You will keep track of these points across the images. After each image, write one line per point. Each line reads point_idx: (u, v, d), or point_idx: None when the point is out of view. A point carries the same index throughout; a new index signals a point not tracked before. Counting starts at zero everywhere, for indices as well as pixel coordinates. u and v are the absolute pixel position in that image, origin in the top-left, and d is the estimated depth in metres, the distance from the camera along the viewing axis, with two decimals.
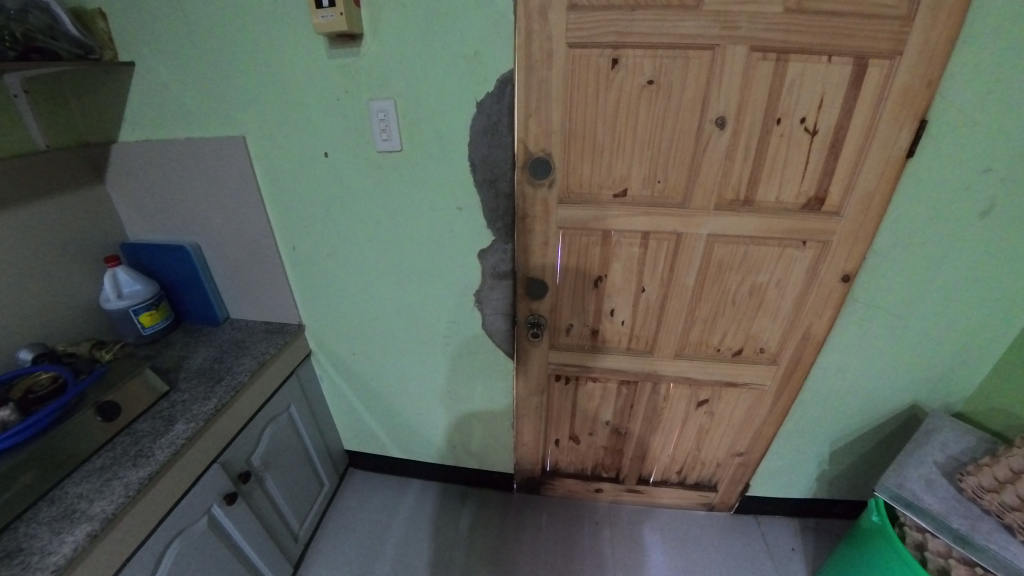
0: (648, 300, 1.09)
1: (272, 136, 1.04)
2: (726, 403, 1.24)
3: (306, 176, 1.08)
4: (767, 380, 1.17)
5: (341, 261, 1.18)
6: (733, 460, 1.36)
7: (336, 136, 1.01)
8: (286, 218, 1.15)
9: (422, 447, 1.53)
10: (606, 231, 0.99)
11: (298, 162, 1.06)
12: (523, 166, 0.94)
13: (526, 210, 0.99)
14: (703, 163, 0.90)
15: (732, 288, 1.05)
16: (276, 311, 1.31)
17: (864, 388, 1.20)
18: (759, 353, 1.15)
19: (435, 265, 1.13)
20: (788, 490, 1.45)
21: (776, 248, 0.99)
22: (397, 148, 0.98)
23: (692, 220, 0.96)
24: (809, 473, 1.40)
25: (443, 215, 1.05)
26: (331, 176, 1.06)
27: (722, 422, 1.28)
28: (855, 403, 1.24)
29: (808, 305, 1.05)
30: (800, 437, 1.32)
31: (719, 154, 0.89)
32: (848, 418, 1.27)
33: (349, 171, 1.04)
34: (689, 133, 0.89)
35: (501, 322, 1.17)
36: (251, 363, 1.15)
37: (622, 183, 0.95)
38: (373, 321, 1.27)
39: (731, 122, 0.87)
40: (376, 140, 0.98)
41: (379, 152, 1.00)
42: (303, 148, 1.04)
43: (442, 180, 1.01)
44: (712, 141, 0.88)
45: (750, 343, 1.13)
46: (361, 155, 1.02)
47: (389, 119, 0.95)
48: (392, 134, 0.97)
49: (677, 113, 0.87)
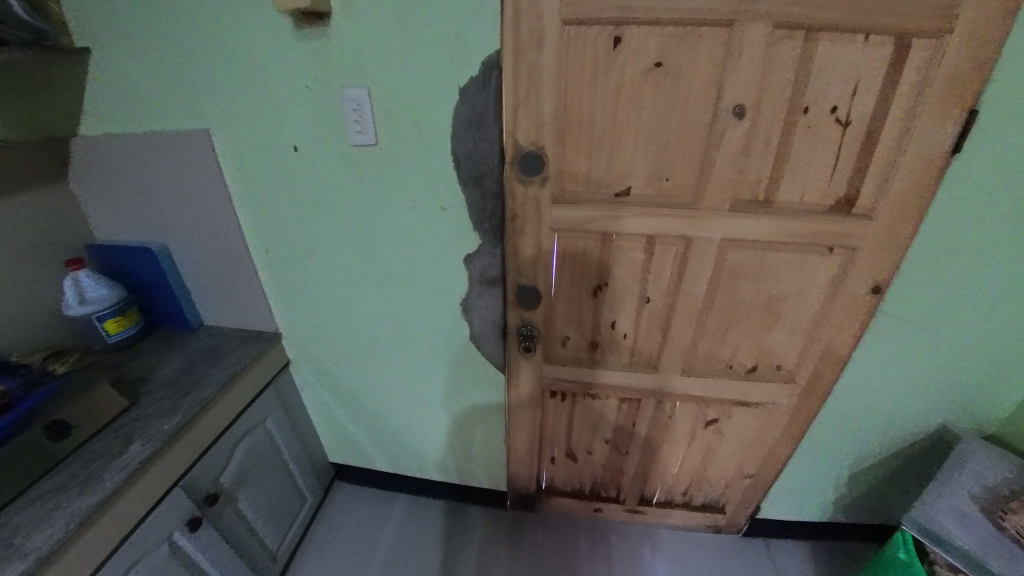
0: (654, 310, 0.95)
1: (239, 128, 0.95)
2: (737, 423, 1.13)
3: (276, 172, 0.98)
4: (782, 398, 1.07)
5: (319, 264, 1.09)
6: (743, 481, 1.25)
7: (307, 131, 0.91)
8: (259, 218, 1.05)
9: (411, 461, 1.44)
10: (607, 233, 0.87)
11: (269, 158, 0.97)
12: (512, 160, 0.82)
13: (515, 210, 0.86)
14: (720, 158, 0.79)
15: (748, 299, 0.93)
16: (250, 317, 1.21)
17: (888, 406, 1.10)
18: (775, 369, 1.03)
19: (419, 269, 1.03)
20: (801, 512, 1.34)
21: (797, 254, 0.88)
22: (373, 142, 0.89)
23: (705, 223, 0.84)
24: (825, 494, 1.29)
25: (426, 216, 0.95)
26: (303, 172, 0.97)
27: (732, 443, 1.17)
28: (877, 422, 1.13)
29: (830, 319, 0.94)
30: (817, 457, 1.21)
31: (737, 148, 0.78)
32: (869, 439, 1.16)
33: (323, 169, 0.95)
34: (701, 124, 0.77)
35: (490, 332, 1.07)
36: (222, 376, 1.06)
37: (625, 180, 0.83)
38: (355, 327, 1.18)
39: (750, 113, 0.76)
40: (350, 133, 0.89)
41: (354, 146, 0.90)
42: (272, 142, 0.94)
43: (424, 177, 0.91)
44: (728, 134, 0.77)
45: (766, 358, 1.01)
46: (335, 149, 0.92)
47: (364, 111, 0.86)
48: (368, 126, 0.87)
49: (690, 101, 0.76)
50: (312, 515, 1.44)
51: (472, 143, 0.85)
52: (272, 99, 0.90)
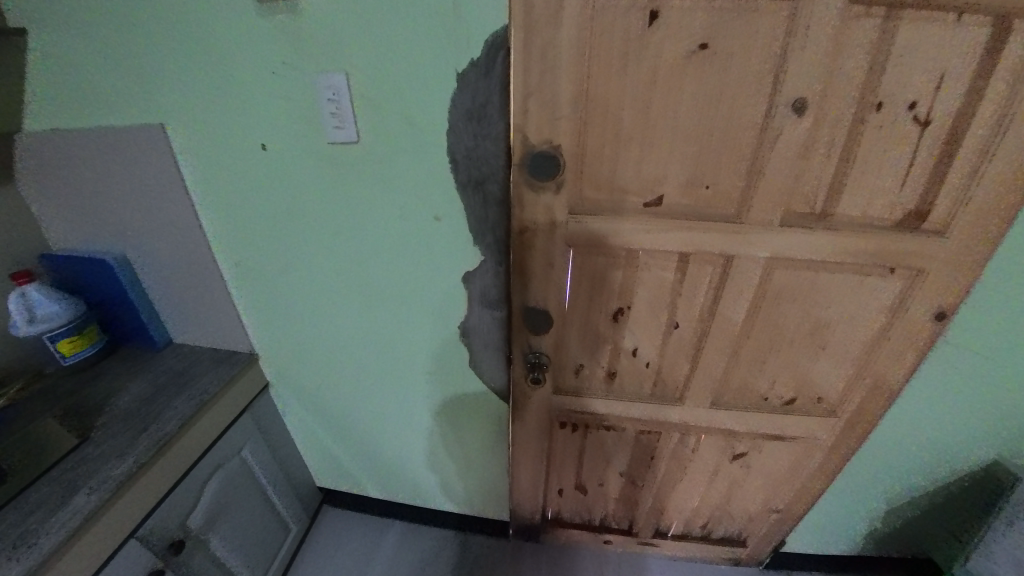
0: (682, 337, 0.83)
1: (199, 122, 0.81)
2: (767, 457, 1.01)
3: (243, 173, 0.84)
4: (820, 432, 0.95)
5: (296, 279, 0.95)
6: (769, 516, 1.13)
7: (277, 125, 0.77)
8: (228, 225, 0.91)
9: (405, 487, 1.32)
10: (631, 250, 0.74)
11: (235, 157, 0.83)
12: (521, 162, 0.68)
13: (524, 222, 0.72)
14: (773, 162, 0.66)
15: (792, 324, 0.80)
16: (220, 335, 1.07)
17: (937, 440, 0.98)
18: (816, 402, 0.91)
19: (411, 287, 0.90)
20: (829, 547, 1.23)
21: (852, 275, 0.76)
22: (353, 139, 0.75)
23: (749, 239, 0.71)
24: (857, 530, 1.18)
25: (417, 226, 0.82)
26: (273, 174, 0.82)
27: (760, 477, 1.05)
28: (922, 457, 1.01)
29: (884, 349, 0.82)
30: (852, 492, 1.10)
31: (793, 151, 0.65)
32: (911, 474, 1.05)
33: (297, 171, 0.81)
34: (752, 120, 0.63)
35: (493, 357, 0.94)
36: (185, 408, 0.92)
37: (657, 187, 0.69)
38: (340, 349, 1.04)
39: (812, 108, 0.62)
40: (327, 128, 0.75)
41: (332, 143, 0.76)
42: (238, 137, 0.80)
43: (416, 181, 0.77)
44: (784, 134, 0.64)
45: (807, 390, 0.89)
46: (310, 147, 0.78)
47: (343, 101, 0.72)
48: (347, 120, 0.73)
49: (740, 93, 0.62)
50: (298, 546, 1.31)
51: (472, 141, 0.72)
52: (234, 87, 0.75)
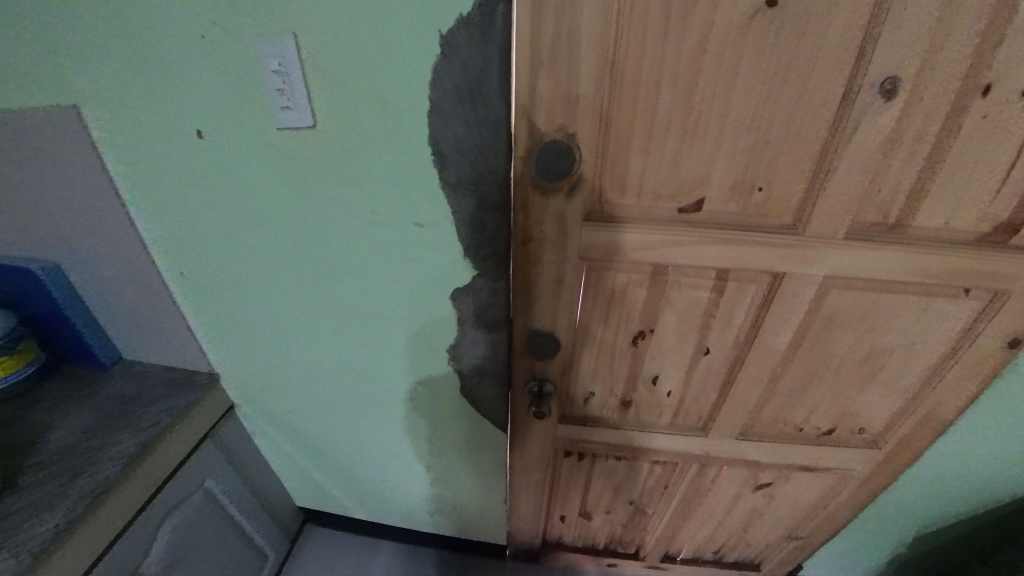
0: (711, 365, 0.71)
1: (117, 101, 0.64)
2: (793, 488, 0.91)
3: (179, 167, 0.68)
4: (856, 464, 0.85)
5: (256, 294, 0.79)
6: (787, 543, 1.05)
7: (213, 105, 0.60)
8: (168, 229, 0.75)
9: (393, 511, 1.20)
10: (659, 266, 0.60)
11: (165, 146, 0.66)
12: (527, 157, 0.53)
13: (528, 231, 0.58)
14: (841, 161, 0.52)
15: (839, 350, 0.69)
16: (172, 355, 0.92)
17: (982, 473, 0.88)
18: (855, 433, 0.81)
19: (389, 305, 0.74)
20: (846, 569, 1.16)
21: (919, 298, 0.63)
22: (308, 124, 0.59)
23: (803, 256, 0.58)
24: (878, 554, 1.10)
25: (396, 234, 0.66)
26: (215, 168, 0.66)
27: (783, 506, 0.96)
28: (963, 489, 0.92)
29: (944, 379, 0.71)
30: (879, 519, 1.01)
31: (867, 148, 0.52)
32: (949, 505, 0.95)
33: (244, 164, 0.65)
34: (820, 108, 0.50)
35: (489, 383, 0.81)
36: (130, 447, 0.78)
37: (696, 190, 0.55)
38: (313, 373, 0.88)
39: (899, 92, 0.49)
40: (274, 110, 0.59)
41: (282, 130, 0.61)
42: (166, 121, 0.64)
43: (393, 179, 0.62)
44: (859, 126, 0.51)
45: (847, 420, 0.78)
46: (256, 134, 0.61)
47: (291, 74, 0.55)
48: (299, 100, 0.57)
49: (809, 71, 0.48)
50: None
51: (462, 130, 0.56)
52: (154, 55, 0.58)
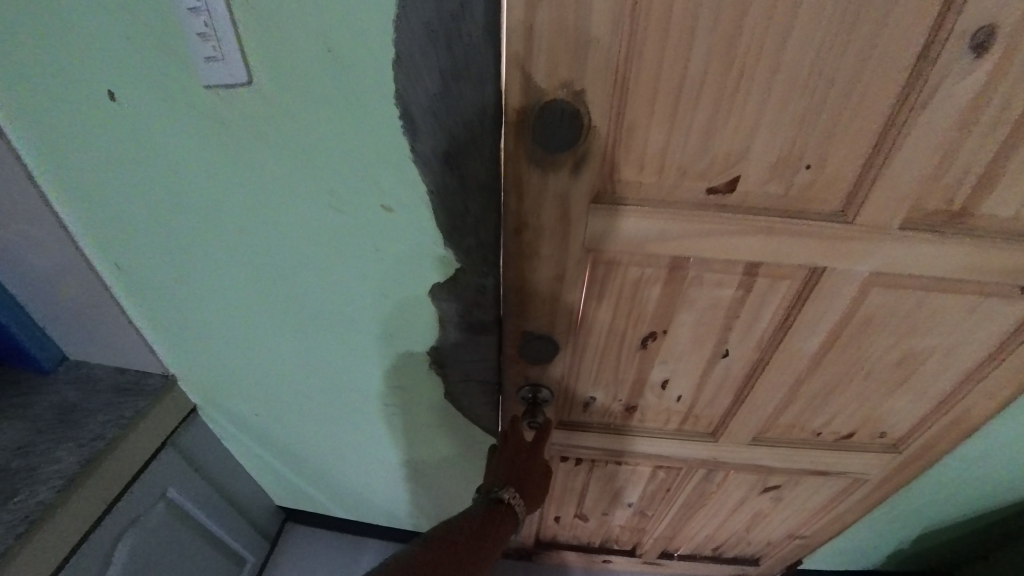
0: (728, 369, 0.63)
1: None
2: (802, 491, 0.86)
3: (86, 136, 0.54)
4: (873, 469, 0.79)
5: (206, 289, 0.68)
6: (790, 541, 1.02)
7: (116, 53, 0.47)
8: (89, 214, 0.62)
9: (378, 512, 1.14)
10: (679, 260, 0.51)
11: (65, 109, 0.52)
12: (521, 123, 0.42)
13: (522, 218, 0.48)
14: (905, 132, 0.43)
15: (873, 353, 0.61)
16: (116, 356, 0.81)
17: (999, 476, 0.84)
18: (876, 438, 0.75)
19: (362, 301, 0.65)
20: (845, 564, 1.14)
21: (973, 298, 0.55)
22: (242, 80, 0.47)
23: (848, 250, 0.50)
24: (879, 550, 1.08)
25: (364, 220, 0.56)
26: (134, 138, 0.53)
27: (789, 508, 0.92)
28: (977, 491, 0.88)
29: (982, 386, 0.64)
30: (885, 519, 0.97)
31: (941, 115, 0.42)
32: (960, 505, 0.92)
33: (169, 132, 0.52)
34: (891, 65, 0.40)
35: (477, 388, 0.72)
36: (69, 466, 0.70)
37: (730, 167, 0.45)
38: (281, 374, 0.79)
39: (990, 44, 0.38)
40: (197, 61, 0.46)
41: (210, 88, 0.48)
42: (60, 74, 0.49)
43: (356, 154, 0.50)
44: (937, 88, 0.41)
45: (868, 426, 0.72)
46: (180, 94, 0.49)
47: (214, 13, 0.43)
48: (227, 48, 0.45)
49: (885, 11, 0.37)
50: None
51: (437, 88, 0.44)
52: None
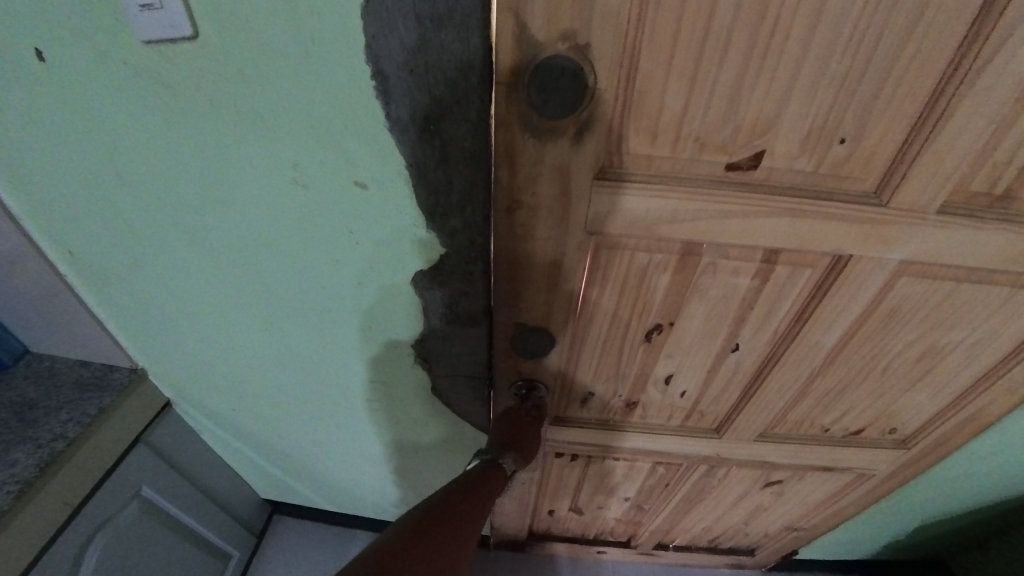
0: (737, 365, 0.59)
1: None
2: (805, 486, 0.84)
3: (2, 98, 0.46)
4: (879, 465, 0.77)
5: (168, 276, 0.62)
6: (787, 533, 1.00)
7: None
8: (24, 193, 0.54)
9: (368, 505, 1.12)
10: (692, 245, 0.46)
11: None
12: (513, 84, 0.36)
13: (516, 195, 0.43)
14: (962, 97, 0.37)
15: (896, 347, 0.57)
16: (80, 349, 0.75)
17: (1006, 470, 0.82)
18: (887, 434, 0.72)
19: (341, 291, 0.60)
20: (842, 554, 1.13)
21: (1007, 291, 0.51)
22: (185, 32, 0.40)
23: (878, 236, 0.45)
24: (876, 541, 1.07)
25: (336, 199, 0.50)
26: (62, 102, 0.46)
27: (789, 502, 0.89)
28: (980, 485, 0.86)
29: (1004, 382, 0.60)
30: (886, 513, 0.96)
31: (1002, 83, 0.36)
32: (962, 499, 0.90)
33: (105, 95, 0.45)
34: (949, 24, 0.34)
35: (465, 384, 0.67)
36: (26, 468, 0.66)
37: (756, 140, 0.39)
38: (258, 367, 0.74)
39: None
40: (128, 9, 0.39)
41: (147, 44, 0.41)
42: None
43: (323, 122, 0.44)
44: (1006, 42, 0.34)
45: (878, 423, 0.69)
46: (116, 50, 0.42)
47: None
48: None
49: None
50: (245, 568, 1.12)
51: (415, 39, 0.37)
52: None
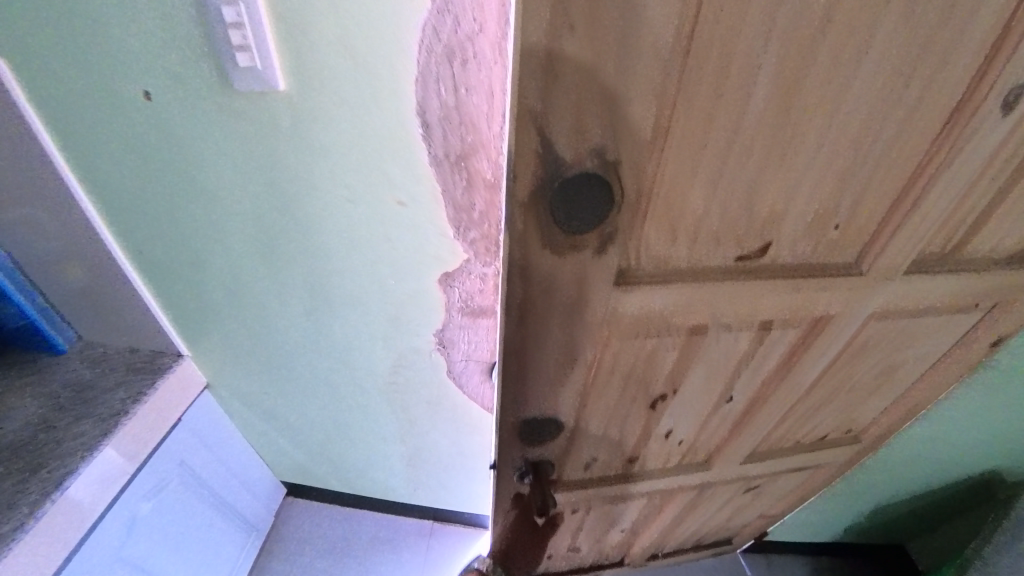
0: (729, 412, 0.63)
1: (64, 68, 0.60)
2: (777, 485, 0.90)
3: (125, 131, 0.65)
4: (842, 457, 0.83)
5: (225, 268, 0.79)
6: (760, 520, 1.08)
7: (160, 64, 0.58)
8: (123, 202, 0.72)
9: (378, 487, 1.22)
10: (701, 323, 0.48)
11: (118, 112, 0.63)
12: (539, 202, 0.32)
13: (530, 303, 0.38)
14: (928, 184, 0.43)
15: (865, 370, 0.63)
16: (135, 337, 0.90)
17: (943, 454, 0.94)
18: (845, 434, 0.78)
19: (376, 283, 0.79)
20: (808, 535, 1.25)
21: (947, 317, 0.58)
22: (276, 87, 0.58)
23: (860, 294, 0.50)
24: (837, 523, 1.18)
25: (378, 212, 0.70)
26: (169, 138, 0.65)
27: (762, 500, 0.96)
28: (920, 468, 0.98)
29: (936, 386, 0.69)
30: (840, 493, 1.08)
31: (957, 173, 0.43)
32: (904, 479, 1.03)
33: (204, 134, 0.64)
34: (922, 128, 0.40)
35: (472, 364, 0.89)
36: (95, 435, 0.75)
37: (767, 231, 0.42)
38: (296, 347, 0.89)
39: (1009, 82, 0.38)
40: (237, 71, 0.57)
41: (243, 93, 0.59)
42: (115, 86, 0.60)
43: (365, 152, 0.64)
44: (959, 139, 0.41)
45: (839, 427, 0.75)
46: (219, 101, 0.60)
47: (253, 30, 0.54)
48: (262, 62, 0.56)
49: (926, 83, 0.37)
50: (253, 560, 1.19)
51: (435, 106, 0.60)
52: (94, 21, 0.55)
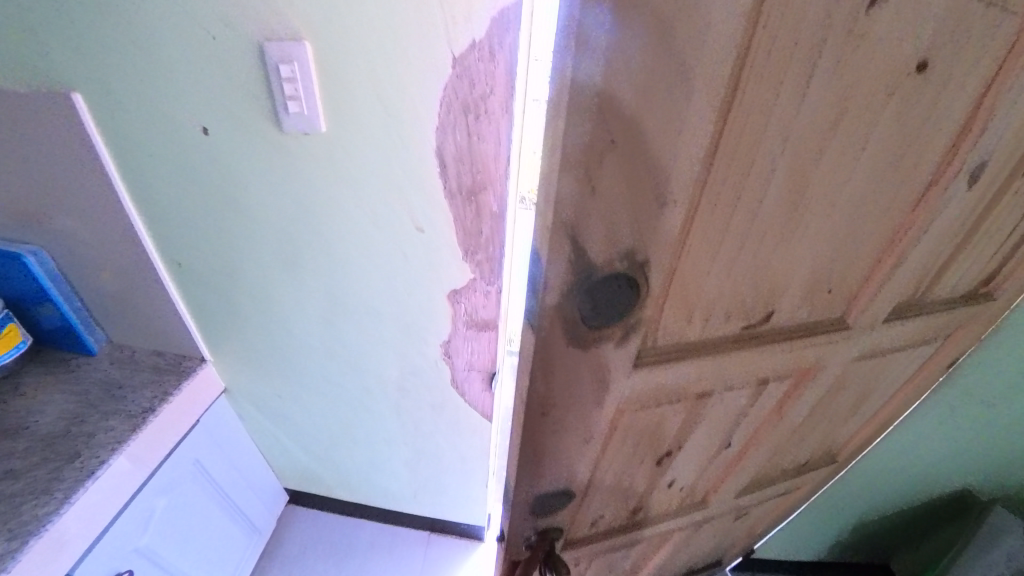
0: (726, 457, 0.67)
1: (120, 99, 0.65)
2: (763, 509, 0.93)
3: (173, 155, 0.69)
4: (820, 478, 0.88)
5: (253, 279, 0.83)
6: (748, 541, 1.11)
7: (211, 100, 0.62)
8: (164, 218, 0.78)
9: (380, 492, 1.26)
10: (707, 390, 0.51)
11: (167, 139, 0.68)
12: (569, 301, 0.36)
13: (553, 389, 0.41)
14: (909, 251, 0.46)
15: (844, 403, 0.67)
16: (163, 342, 0.96)
17: (911, 474, 1.00)
18: (827, 459, 0.82)
19: (391, 299, 0.83)
20: (793, 554, 1.28)
21: (912, 353, 0.63)
22: (317, 127, 0.63)
23: (847, 345, 0.54)
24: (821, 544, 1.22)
25: (399, 237, 0.74)
26: (212, 163, 0.69)
27: (752, 523, 0.99)
28: (893, 487, 1.04)
29: (896, 410, 0.76)
30: (819, 510, 1.13)
31: (934, 236, 0.46)
32: (880, 500, 1.07)
33: (245, 161, 0.68)
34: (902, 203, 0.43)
35: (476, 376, 0.93)
36: (123, 430, 0.80)
37: (770, 305, 0.45)
38: (312, 353, 0.94)
39: (976, 160, 0.42)
40: (282, 113, 0.62)
41: (286, 129, 0.64)
42: (166, 116, 0.65)
43: (393, 184, 0.68)
44: (935, 213, 0.44)
45: (820, 454, 0.80)
46: (262, 133, 0.65)
47: (300, 78, 0.58)
48: (306, 106, 0.61)
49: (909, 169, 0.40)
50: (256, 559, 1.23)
51: (458, 149, 0.63)
52: (154, 62, 0.60)
